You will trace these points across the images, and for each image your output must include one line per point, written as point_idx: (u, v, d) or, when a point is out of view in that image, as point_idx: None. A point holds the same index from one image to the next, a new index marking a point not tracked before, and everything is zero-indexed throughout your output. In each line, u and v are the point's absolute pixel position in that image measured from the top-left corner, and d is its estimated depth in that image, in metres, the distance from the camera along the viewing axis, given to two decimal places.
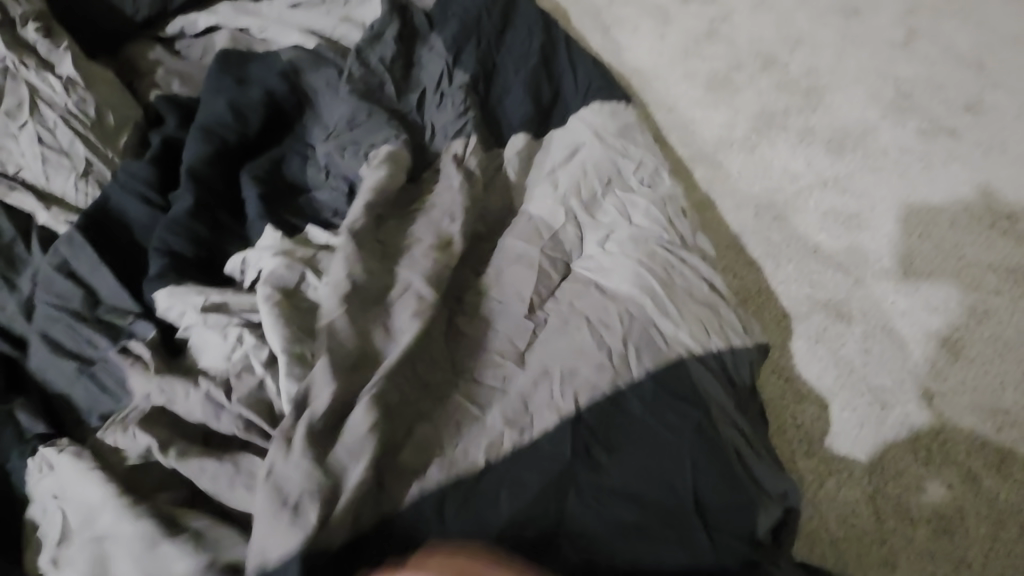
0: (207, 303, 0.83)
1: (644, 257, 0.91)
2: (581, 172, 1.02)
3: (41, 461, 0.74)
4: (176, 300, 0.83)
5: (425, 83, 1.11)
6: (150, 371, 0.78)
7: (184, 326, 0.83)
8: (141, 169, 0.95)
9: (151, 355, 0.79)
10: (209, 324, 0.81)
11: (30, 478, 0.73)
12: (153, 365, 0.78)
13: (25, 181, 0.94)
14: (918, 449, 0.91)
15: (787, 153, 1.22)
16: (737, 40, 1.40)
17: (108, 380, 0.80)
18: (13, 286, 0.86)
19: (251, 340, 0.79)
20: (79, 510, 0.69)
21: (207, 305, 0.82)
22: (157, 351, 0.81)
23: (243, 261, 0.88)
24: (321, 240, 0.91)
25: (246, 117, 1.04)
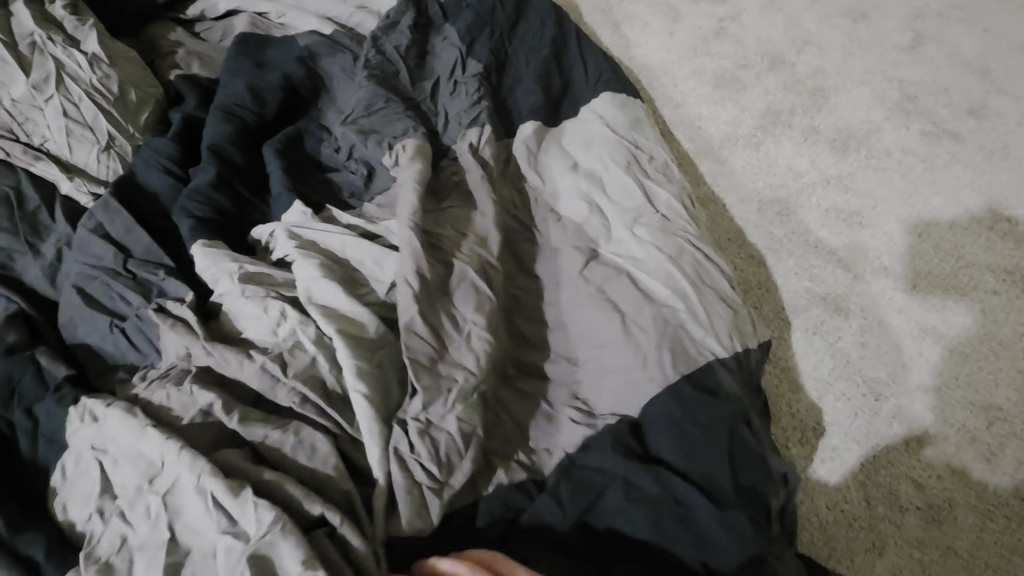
0: (244, 273, 0.86)
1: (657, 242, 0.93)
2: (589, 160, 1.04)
3: (79, 414, 0.75)
4: (213, 267, 0.86)
5: (438, 71, 1.14)
6: (190, 331, 0.81)
7: (219, 291, 0.85)
8: (165, 145, 0.98)
9: (193, 315, 0.82)
10: (247, 294, 0.83)
11: (69, 428, 0.75)
12: (181, 325, 0.81)
13: (50, 152, 0.97)
14: (911, 441, 0.93)
15: (791, 150, 1.25)
16: (745, 39, 1.42)
17: (141, 339, 0.83)
18: (37, 252, 0.89)
19: (294, 314, 0.81)
20: (135, 464, 0.70)
21: (243, 275, 0.85)
22: (195, 313, 0.84)
23: (272, 233, 0.92)
24: (344, 220, 0.95)
25: (265, 98, 1.07)
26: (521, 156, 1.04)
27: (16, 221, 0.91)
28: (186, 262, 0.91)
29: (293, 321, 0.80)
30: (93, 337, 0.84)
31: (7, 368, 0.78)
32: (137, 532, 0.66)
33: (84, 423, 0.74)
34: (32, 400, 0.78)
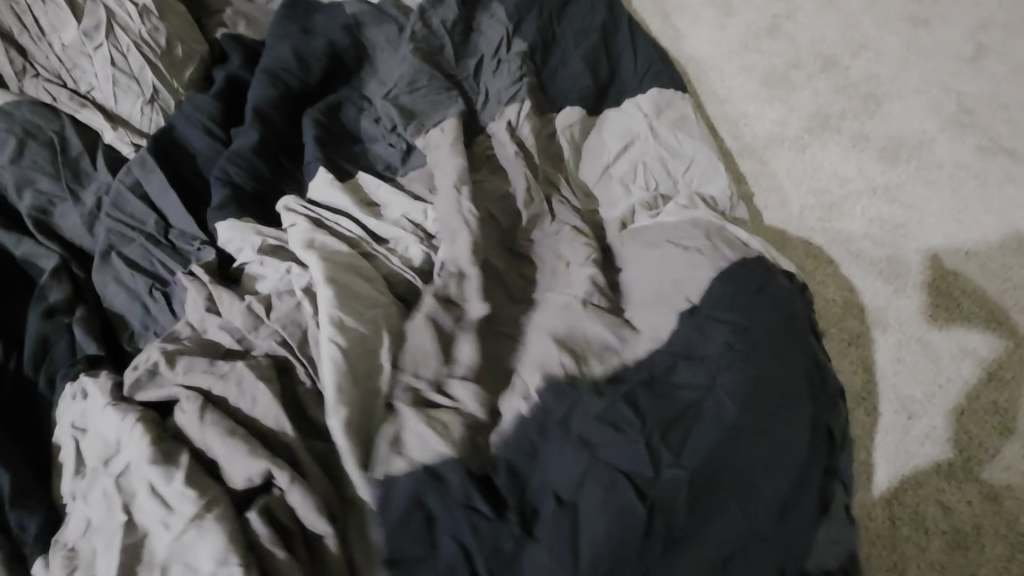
0: (263, 244, 0.86)
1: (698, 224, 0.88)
2: (629, 151, 1.02)
3: (73, 386, 0.75)
4: (235, 235, 0.86)
5: (483, 48, 1.12)
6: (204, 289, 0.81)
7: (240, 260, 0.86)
8: (206, 103, 0.98)
9: (206, 274, 0.83)
10: (265, 263, 0.84)
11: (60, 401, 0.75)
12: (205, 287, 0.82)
13: (95, 101, 0.98)
14: (942, 464, 0.90)
15: (838, 156, 1.21)
16: (798, 38, 1.38)
17: (174, 301, 0.83)
18: (78, 199, 0.89)
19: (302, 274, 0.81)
20: (96, 444, 0.70)
21: (264, 245, 0.85)
22: (212, 274, 0.84)
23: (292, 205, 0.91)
24: (372, 186, 0.95)
25: (309, 64, 1.06)
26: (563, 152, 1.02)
27: (59, 165, 0.90)
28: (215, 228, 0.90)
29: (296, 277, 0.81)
30: (125, 300, 0.84)
31: (44, 330, 0.79)
32: (97, 512, 0.65)
33: (75, 400, 0.74)
34: (58, 365, 0.78)
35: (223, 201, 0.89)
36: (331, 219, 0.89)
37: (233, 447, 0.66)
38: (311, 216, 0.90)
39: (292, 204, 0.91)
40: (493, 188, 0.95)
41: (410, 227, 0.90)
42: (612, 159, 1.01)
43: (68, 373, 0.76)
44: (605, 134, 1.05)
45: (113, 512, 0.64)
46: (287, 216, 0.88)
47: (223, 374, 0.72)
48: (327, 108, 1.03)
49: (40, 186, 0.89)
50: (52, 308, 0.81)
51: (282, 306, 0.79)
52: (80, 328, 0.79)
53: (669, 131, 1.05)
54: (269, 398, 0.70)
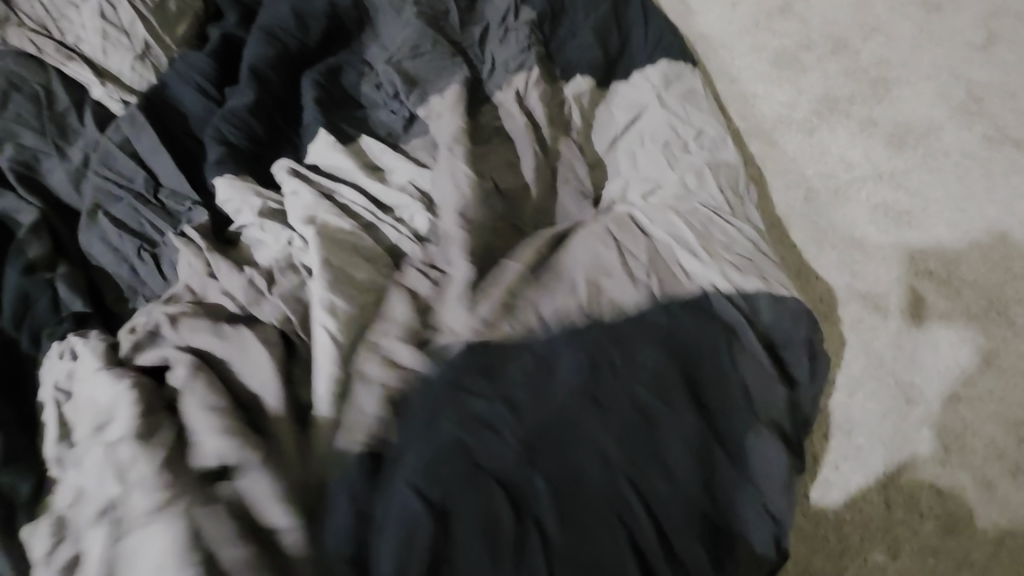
0: (264, 207, 0.83)
1: (682, 214, 0.88)
2: (639, 126, 0.99)
3: (62, 344, 0.72)
4: (235, 197, 0.83)
5: (490, 16, 1.08)
6: (201, 252, 0.79)
7: (238, 225, 0.83)
8: (200, 61, 0.94)
9: (202, 236, 0.80)
10: (266, 228, 0.81)
11: (47, 357, 0.72)
12: (200, 250, 0.79)
13: (83, 54, 0.93)
14: (936, 450, 0.91)
15: (846, 140, 1.19)
16: (810, 19, 1.36)
17: (165, 265, 0.81)
18: (64, 155, 0.85)
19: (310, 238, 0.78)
20: (89, 408, 0.67)
21: (266, 209, 0.83)
22: (210, 237, 0.81)
23: (288, 172, 0.87)
24: (377, 150, 0.92)
25: (308, 25, 1.02)
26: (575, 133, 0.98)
27: (44, 120, 0.86)
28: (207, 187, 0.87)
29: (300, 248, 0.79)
30: (112, 261, 0.81)
31: (24, 288, 0.75)
32: (88, 479, 0.62)
33: (62, 359, 0.71)
34: (43, 322, 0.75)
35: (221, 158, 0.86)
36: (333, 187, 0.87)
37: (211, 421, 0.64)
38: (312, 184, 0.87)
39: (296, 167, 0.88)
40: (500, 161, 0.92)
41: (414, 193, 0.87)
42: (622, 135, 0.99)
43: (53, 333, 0.73)
44: (612, 112, 1.02)
45: (104, 482, 0.61)
46: (288, 180, 0.86)
47: (227, 339, 0.71)
48: (325, 70, 1.00)
49: (23, 140, 0.85)
50: (32, 264, 0.77)
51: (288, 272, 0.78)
52: (64, 286, 0.76)
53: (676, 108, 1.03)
54: (262, 380, 0.69)
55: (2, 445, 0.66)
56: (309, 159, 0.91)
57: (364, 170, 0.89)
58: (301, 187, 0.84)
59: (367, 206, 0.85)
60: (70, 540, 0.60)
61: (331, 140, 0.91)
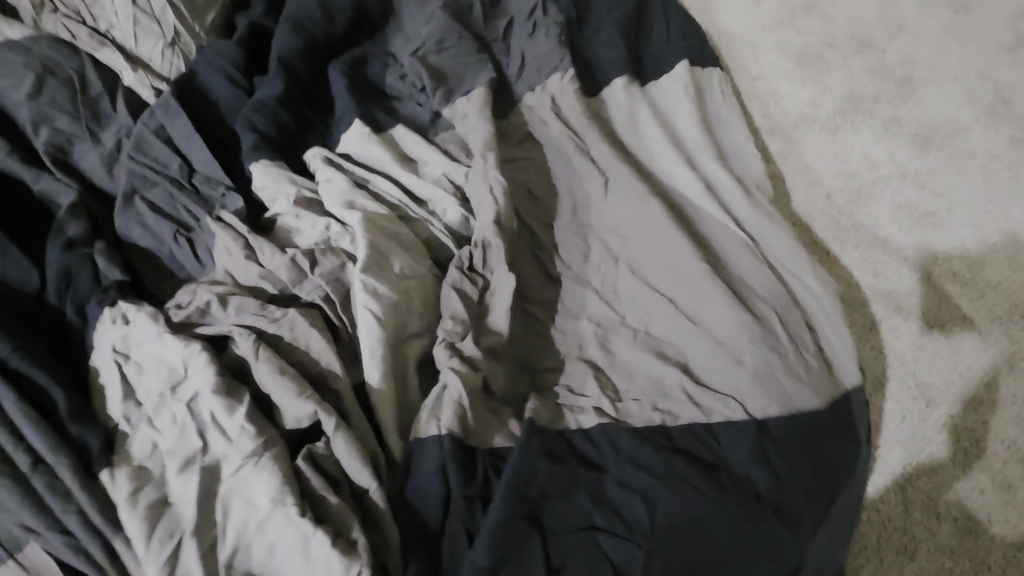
0: (299, 194, 0.84)
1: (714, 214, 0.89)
2: (675, 125, 0.99)
3: (111, 313, 0.73)
4: (270, 185, 0.84)
5: (515, 9, 1.08)
6: (239, 235, 0.79)
7: (273, 214, 0.84)
8: (230, 49, 0.95)
9: (238, 221, 0.81)
10: (300, 216, 0.82)
11: (95, 326, 0.73)
12: (240, 234, 0.79)
13: (114, 41, 0.95)
14: (957, 453, 0.90)
15: (870, 140, 1.18)
16: (834, 17, 1.34)
17: (201, 249, 0.82)
18: (98, 139, 0.87)
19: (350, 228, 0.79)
20: (156, 371, 0.69)
21: (301, 196, 0.84)
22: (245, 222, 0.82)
23: (325, 162, 0.88)
24: (408, 144, 0.93)
25: (335, 15, 1.02)
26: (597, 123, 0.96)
27: (78, 104, 0.88)
28: (242, 176, 0.89)
29: (334, 235, 0.80)
30: (148, 242, 0.82)
31: (65, 263, 0.77)
32: (165, 438, 0.66)
33: (115, 324, 0.72)
34: (83, 296, 0.76)
35: (252, 145, 0.87)
36: (367, 177, 0.88)
37: (285, 385, 0.67)
38: (347, 174, 0.88)
39: (331, 157, 0.89)
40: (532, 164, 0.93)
41: (448, 186, 0.88)
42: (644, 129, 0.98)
43: (101, 300, 0.74)
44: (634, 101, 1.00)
45: (180, 438, 0.65)
46: (323, 170, 0.87)
47: (275, 321, 0.71)
48: (352, 61, 1.00)
49: (57, 123, 0.86)
50: (72, 241, 0.78)
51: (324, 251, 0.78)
52: (102, 261, 0.77)
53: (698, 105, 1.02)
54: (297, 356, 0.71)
55: (65, 406, 0.67)
56: (342, 150, 0.92)
57: (397, 162, 0.89)
58: (338, 177, 0.86)
59: (401, 198, 0.86)
60: (152, 485, 0.64)
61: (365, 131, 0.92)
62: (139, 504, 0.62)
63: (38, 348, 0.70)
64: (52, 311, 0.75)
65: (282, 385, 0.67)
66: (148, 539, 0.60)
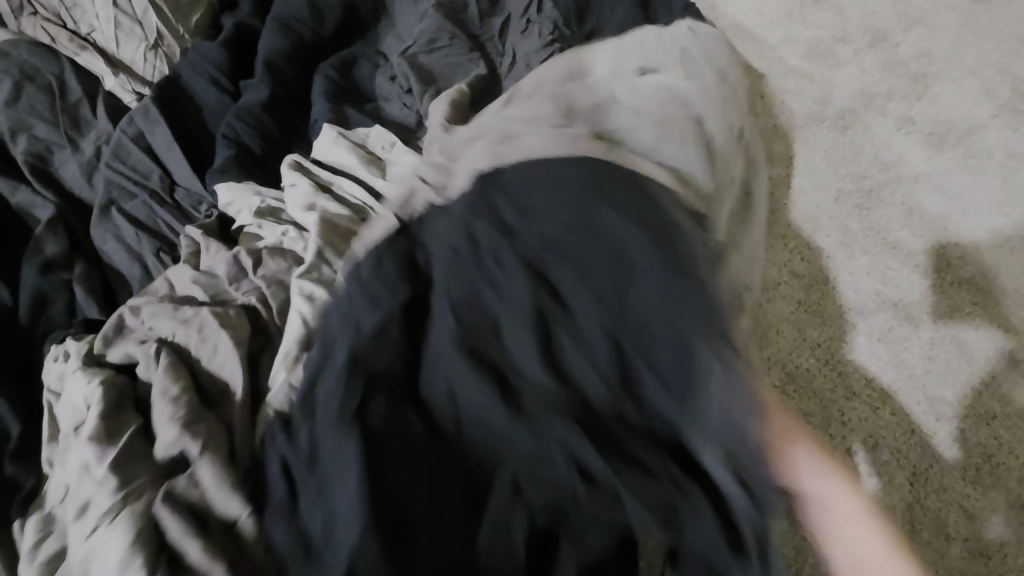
0: (263, 205, 0.81)
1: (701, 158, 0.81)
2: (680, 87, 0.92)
3: (62, 347, 0.71)
4: (234, 195, 0.82)
5: (510, 5, 1.04)
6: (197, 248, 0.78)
7: (237, 222, 0.82)
8: (213, 51, 0.92)
9: (200, 234, 0.79)
10: (264, 226, 0.79)
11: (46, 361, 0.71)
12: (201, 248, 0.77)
13: (96, 44, 0.92)
14: (967, 469, 0.86)
15: (881, 139, 1.13)
16: (846, 10, 1.29)
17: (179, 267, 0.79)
18: (77, 148, 0.84)
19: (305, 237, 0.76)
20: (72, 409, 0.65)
21: (263, 206, 0.81)
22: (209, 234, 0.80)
23: (291, 164, 0.85)
24: (383, 143, 0.88)
25: (323, 15, 0.99)
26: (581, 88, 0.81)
27: (57, 111, 0.85)
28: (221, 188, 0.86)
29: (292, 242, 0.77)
30: (125, 258, 0.80)
31: (40, 285, 0.75)
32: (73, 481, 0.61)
33: (57, 362, 0.70)
34: (57, 323, 0.75)
35: (228, 159, 0.84)
36: (333, 179, 0.83)
37: (168, 409, 0.62)
38: (313, 176, 0.84)
39: (300, 159, 0.86)
40: None
41: None
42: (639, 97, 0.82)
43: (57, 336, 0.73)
44: (623, 65, 0.86)
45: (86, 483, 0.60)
46: (289, 174, 0.83)
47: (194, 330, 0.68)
48: (340, 63, 0.97)
49: (36, 131, 0.84)
50: (49, 262, 0.77)
51: (270, 254, 0.76)
52: (79, 286, 0.76)
53: (719, 85, 0.87)
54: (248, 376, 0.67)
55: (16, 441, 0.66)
56: (315, 154, 0.88)
57: (366, 164, 0.85)
58: (299, 180, 0.82)
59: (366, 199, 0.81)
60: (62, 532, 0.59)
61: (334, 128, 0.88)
62: (38, 559, 0.58)
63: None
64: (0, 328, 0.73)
65: (167, 410, 0.62)
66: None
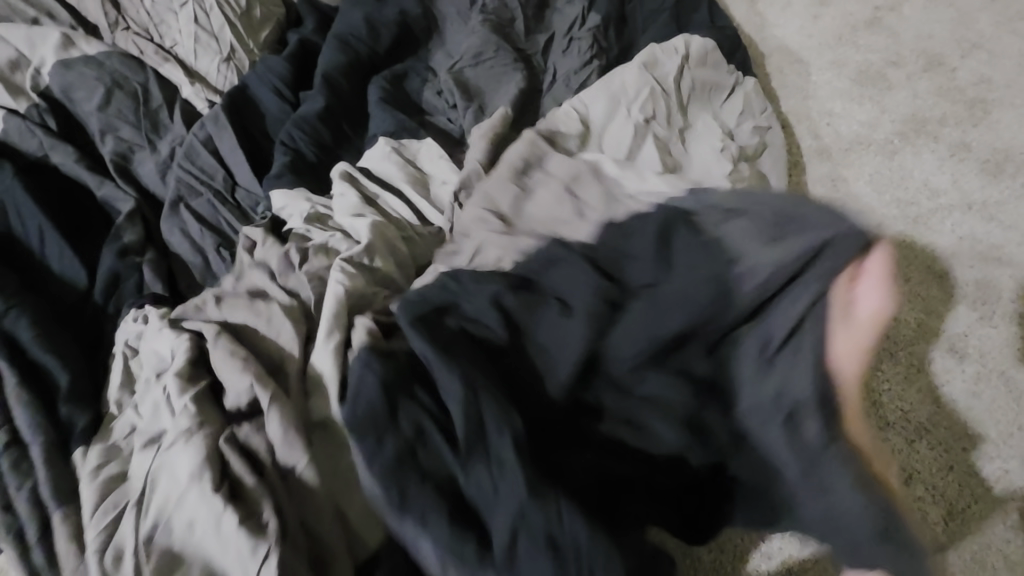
0: (313, 211, 0.86)
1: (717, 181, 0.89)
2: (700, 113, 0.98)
3: (135, 312, 0.79)
4: (288, 202, 0.87)
5: (555, 25, 1.08)
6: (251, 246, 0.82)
7: (285, 217, 0.87)
8: (278, 64, 1.00)
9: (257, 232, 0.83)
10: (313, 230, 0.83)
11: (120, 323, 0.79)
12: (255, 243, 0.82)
13: (177, 56, 1.02)
14: (1010, 513, 0.82)
15: (932, 165, 1.10)
16: (900, 33, 1.26)
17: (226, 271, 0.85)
18: (154, 148, 0.93)
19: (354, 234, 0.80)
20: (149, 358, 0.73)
21: (313, 212, 0.86)
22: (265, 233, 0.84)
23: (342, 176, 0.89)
24: (429, 162, 0.94)
25: (380, 32, 1.06)
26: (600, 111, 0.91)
27: (140, 115, 0.95)
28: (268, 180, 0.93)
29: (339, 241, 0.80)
30: (189, 250, 0.87)
31: (117, 268, 0.83)
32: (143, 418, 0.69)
33: (134, 322, 0.77)
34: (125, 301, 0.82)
35: (284, 164, 0.91)
36: (379, 193, 0.89)
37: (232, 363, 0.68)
38: (361, 188, 0.89)
39: (350, 170, 0.90)
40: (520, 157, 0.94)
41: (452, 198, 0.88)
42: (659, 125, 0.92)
43: (135, 300, 0.80)
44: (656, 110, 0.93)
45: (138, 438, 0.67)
46: (338, 184, 0.88)
47: (260, 313, 0.73)
48: (392, 76, 1.04)
49: (121, 133, 0.94)
50: (126, 248, 0.85)
51: (315, 253, 0.79)
52: (150, 272, 0.83)
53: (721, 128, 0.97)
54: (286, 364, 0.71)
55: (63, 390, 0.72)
56: (362, 164, 0.94)
57: (411, 181, 0.90)
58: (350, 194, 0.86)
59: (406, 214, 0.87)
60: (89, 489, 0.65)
61: (387, 143, 0.94)
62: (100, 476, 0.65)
63: (64, 334, 0.77)
64: (71, 300, 0.82)
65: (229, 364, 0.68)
66: (95, 509, 0.63)
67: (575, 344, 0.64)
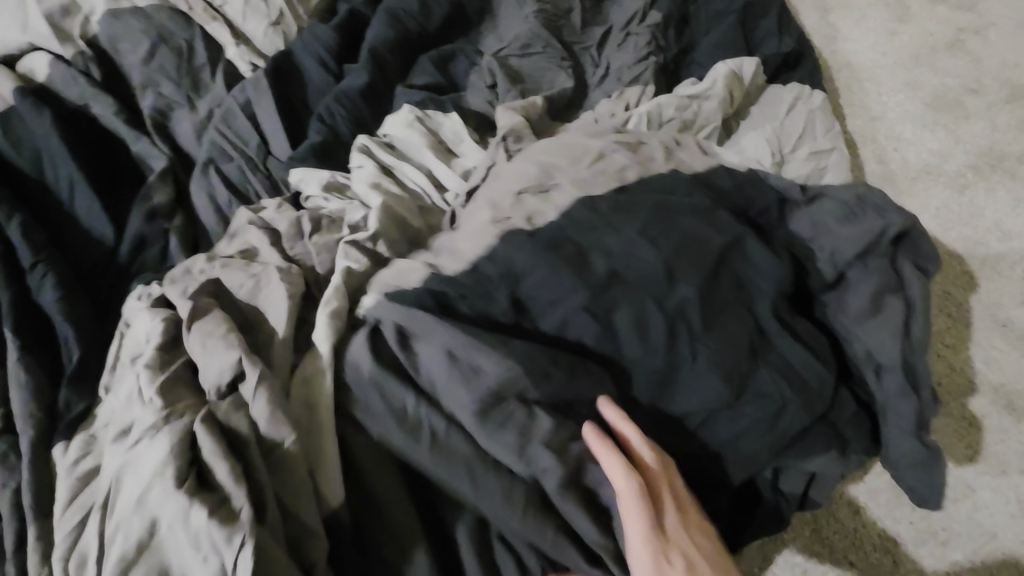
0: (331, 180, 0.84)
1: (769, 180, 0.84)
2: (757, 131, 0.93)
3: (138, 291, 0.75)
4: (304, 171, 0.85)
5: (614, 18, 1.03)
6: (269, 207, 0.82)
7: (303, 195, 0.84)
8: (325, 33, 0.97)
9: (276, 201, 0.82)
10: (330, 199, 0.82)
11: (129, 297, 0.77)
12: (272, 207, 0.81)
13: (225, 15, 1.00)
14: None
15: (1005, 205, 1.01)
16: (985, 59, 1.17)
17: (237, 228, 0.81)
18: (193, 107, 0.92)
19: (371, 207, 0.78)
20: (136, 342, 0.70)
21: (331, 182, 0.83)
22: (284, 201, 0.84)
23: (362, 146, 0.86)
24: (452, 136, 0.90)
25: (431, 9, 1.02)
26: (643, 110, 0.89)
27: (182, 72, 0.93)
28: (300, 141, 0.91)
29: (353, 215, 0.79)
30: (213, 216, 0.85)
31: (143, 231, 0.82)
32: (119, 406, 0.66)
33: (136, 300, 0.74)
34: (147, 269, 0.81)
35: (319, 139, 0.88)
36: (395, 164, 0.85)
37: (213, 346, 0.64)
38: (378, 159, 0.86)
39: (367, 142, 0.87)
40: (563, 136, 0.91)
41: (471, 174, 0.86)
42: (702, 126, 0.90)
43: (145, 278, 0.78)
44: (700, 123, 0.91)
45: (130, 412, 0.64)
46: (356, 156, 0.85)
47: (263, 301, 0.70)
48: (439, 56, 1.00)
49: (162, 89, 0.92)
50: (157, 211, 0.84)
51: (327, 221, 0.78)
52: (175, 238, 0.82)
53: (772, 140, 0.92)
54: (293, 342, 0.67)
55: (72, 369, 0.71)
56: (383, 132, 0.90)
57: (431, 147, 0.87)
58: (366, 164, 0.84)
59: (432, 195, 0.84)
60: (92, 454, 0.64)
61: (409, 108, 0.90)
62: (76, 473, 0.63)
63: (80, 293, 0.76)
64: (88, 263, 0.81)
65: (211, 348, 0.64)
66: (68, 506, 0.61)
67: (710, 374, 0.65)
